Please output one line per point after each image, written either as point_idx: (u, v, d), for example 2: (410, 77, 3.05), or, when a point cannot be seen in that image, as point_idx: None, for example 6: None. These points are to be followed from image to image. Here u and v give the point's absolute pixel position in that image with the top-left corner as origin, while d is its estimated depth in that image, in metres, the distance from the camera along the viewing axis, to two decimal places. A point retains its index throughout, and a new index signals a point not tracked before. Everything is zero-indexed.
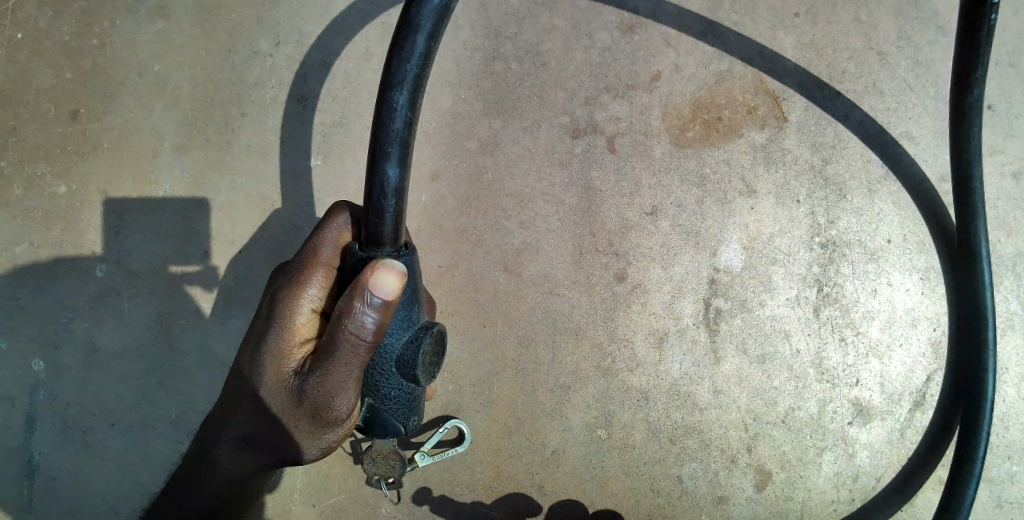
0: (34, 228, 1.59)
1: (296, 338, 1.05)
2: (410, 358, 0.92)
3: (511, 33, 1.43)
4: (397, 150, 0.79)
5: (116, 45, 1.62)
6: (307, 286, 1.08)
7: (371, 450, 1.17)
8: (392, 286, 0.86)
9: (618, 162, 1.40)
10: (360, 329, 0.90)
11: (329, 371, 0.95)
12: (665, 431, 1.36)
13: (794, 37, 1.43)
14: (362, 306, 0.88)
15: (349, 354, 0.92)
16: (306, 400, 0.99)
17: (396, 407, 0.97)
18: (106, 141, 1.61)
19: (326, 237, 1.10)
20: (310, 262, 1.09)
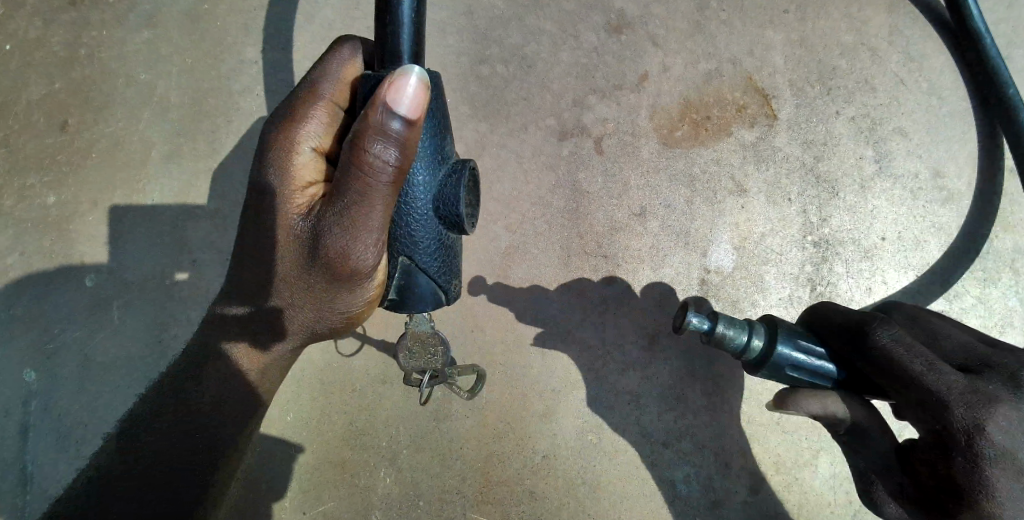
0: (25, 238, 1.58)
1: (298, 179, 0.95)
2: (446, 193, 0.87)
3: (497, 36, 1.43)
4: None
5: (106, 55, 1.63)
6: (307, 123, 0.99)
7: (408, 335, 1.03)
8: (418, 98, 0.79)
9: (606, 163, 1.39)
10: (381, 155, 0.80)
11: (344, 213, 0.84)
12: (657, 434, 1.34)
13: (783, 35, 1.43)
14: (383, 124, 0.79)
15: (367, 187, 0.81)
16: (323, 260, 0.89)
17: (431, 258, 0.89)
18: (96, 150, 1.61)
19: (328, 71, 1.01)
20: (309, 97, 0.99)
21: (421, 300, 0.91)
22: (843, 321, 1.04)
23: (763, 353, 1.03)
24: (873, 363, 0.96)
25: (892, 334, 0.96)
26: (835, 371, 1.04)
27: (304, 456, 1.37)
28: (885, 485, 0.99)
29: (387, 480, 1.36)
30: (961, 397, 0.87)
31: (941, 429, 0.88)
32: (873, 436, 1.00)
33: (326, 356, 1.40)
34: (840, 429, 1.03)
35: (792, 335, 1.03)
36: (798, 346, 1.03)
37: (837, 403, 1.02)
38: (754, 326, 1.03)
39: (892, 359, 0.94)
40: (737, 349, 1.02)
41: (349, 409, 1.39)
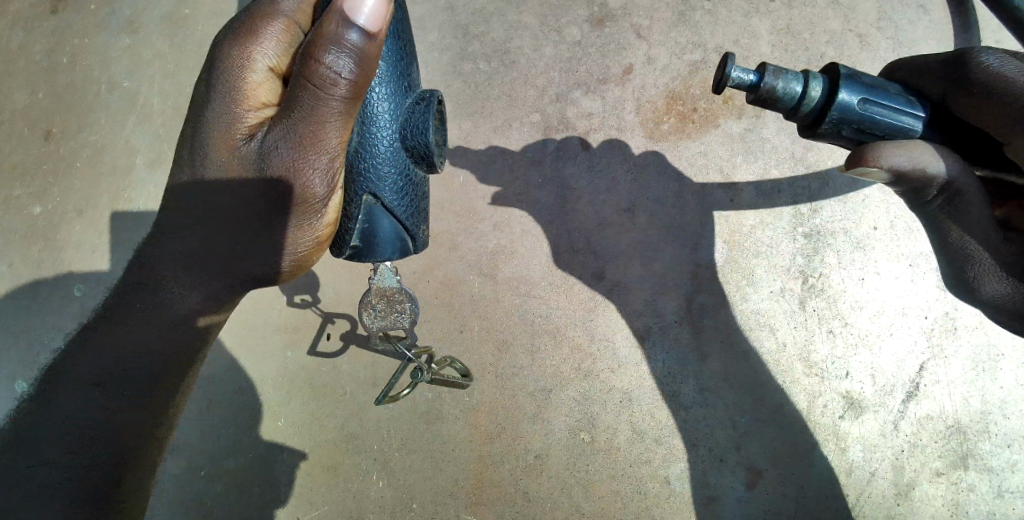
0: (16, 249, 1.59)
1: (247, 101, 0.79)
2: (414, 122, 0.84)
3: (479, 32, 1.41)
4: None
5: (87, 62, 1.62)
6: (262, 36, 0.80)
7: (371, 292, 0.98)
8: (380, 6, 0.72)
9: (592, 159, 1.37)
10: (337, 69, 0.72)
11: (296, 136, 0.76)
12: (650, 431, 1.33)
13: (770, 23, 1.41)
14: (340, 34, 0.71)
15: (322, 104, 0.74)
16: (272, 189, 0.79)
17: (397, 195, 0.87)
18: (81, 159, 1.60)
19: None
20: (269, 8, 0.81)
21: (386, 242, 0.89)
22: (934, 64, 0.86)
23: (823, 104, 0.78)
24: (986, 95, 0.81)
25: (1000, 63, 0.82)
26: (925, 116, 0.82)
27: (296, 460, 1.37)
28: (992, 253, 0.82)
29: (380, 483, 1.35)
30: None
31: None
32: (981, 199, 0.80)
33: (317, 359, 1.40)
34: (940, 192, 0.80)
35: (859, 76, 0.79)
36: (870, 85, 0.79)
37: (927, 155, 0.78)
38: (809, 71, 0.78)
39: (1006, 86, 0.80)
40: (791, 102, 0.78)
41: (340, 412, 1.38)
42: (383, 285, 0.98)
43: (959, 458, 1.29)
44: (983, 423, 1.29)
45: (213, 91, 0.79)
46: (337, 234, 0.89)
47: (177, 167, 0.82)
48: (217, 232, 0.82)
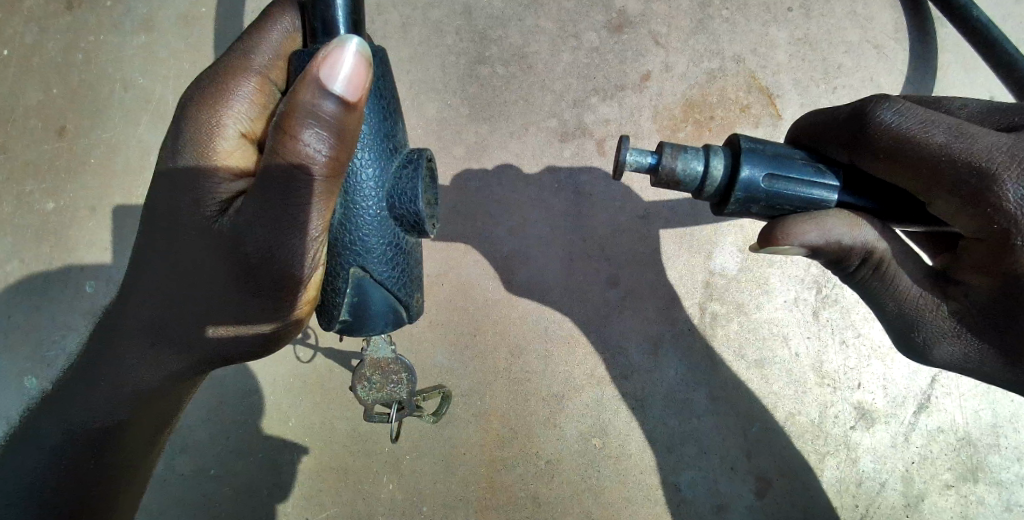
0: (26, 245, 1.59)
1: (222, 168, 0.83)
2: (401, 188, 0.82)
3: (497, 36, 1.41)
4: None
5: (101, 59, 1.62)
6: (235, 99, 0.86)
7: (365, 364, 1.01)
8: (355, 73, 0.70)
9: (608, 165, 1.37)
10: (312, 145, 0.71)
11: (269, 213, 0.75)
12: (662, 438, 1.33)
13: (787, 32, 1.41)
14: (316, 105, 0.70)
15: (298, 179, 0.72)
16: (248, 263, 0.78)
17: (385, 264, 0.84)
18: (94, 156, 1.60)
19: (263, 42, 0.90)
20: (238, 69, 0.88)
21: (377, 315, 0.86)
22: (839, 121, 0.85)
23: (725, 182, 0.79)
24: (887, 155, 0.79)
25: (899, 113, 0.80)
26: (839, 182, 0.82)
27: (306, 461, 1.37)
28: (935, 318, 0.83)
29: (390, 486, 1.35)
30: (1012, 162, 0.73)
31: (1001, 214, 0.73)
32: (906, 266, 0.83)
33: (330, 361, 1.39)
34: (862, 264, 0.84)
35: (764, 148, 0.79)
36: (773, 158, 0.79)
37: (842, 229, 0.80)
38: (711, 147, 0.79)
39: (906, 140, 0.78)
40: (693, 182, 0.80)
41: (350, 414, 1.38)
42: (376, 357, 1.01)
43: (969, 470, 1.29)
44: (993, 437, 1.29)
45: (188, 162, 0.82)
46: (324, 307, 0.85)
47: (157, 237, 0.82)
48: (193, 301, 0.82)
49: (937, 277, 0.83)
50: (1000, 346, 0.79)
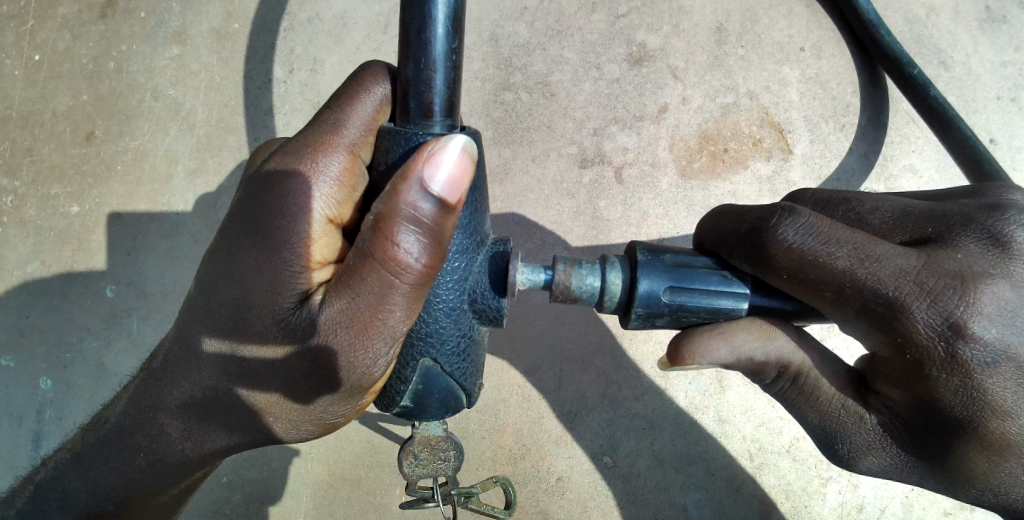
0: (48, 247, 1.62)
1: (307, 255, 0.83)
2: (485, 285, 0.84)
3: (521, 64, 1.46)
4: (446, 16, 0.74)
5: (133, 69, 1.66)
6: (322, 177, 0.88)
7: (414, 440, 0.90)
8: (457, 177, 0.72)
9: (626, 193, 1.42)
10: (410, 250, 0.73)
11: (356, 313, 0.77)
12: (670, 459, 1.37)
13: (799, 71, 1.47)
14: (415, 209, 0.72)
15: (391, 280, 0.75)
16: (326, 352, 0.79)
17: (457, 358, 0.85)
18: (121, 163, 1.63)
19: (353, 113, 0.90)
20: (329, 142, 0.89)
21: (439, 404, 0.86)
22: (740, 233, 0.85)
23: (625, 296, 0.82)
24: (792, 275, 0.79)
25: (802, 230, 0.78)
26: (745, 290, 0.83)
27: (320, 471, 1.40)
28: (857, 434, 0.84)
29: (402, 498, 1.38)
30: (920, 290, 0.74)
31: (911, 342, 0.74)
32: (824, 375, 0.85)
33: None
34: (780, 375, 0.86)
35: (659, 259, 0.82)
36: (670, 272, 0.81)
37: (752, 346, 0.83)
38: (607, 261, 0.83)
39: (812, 263, 0.77)
40: (591, 296, 0.82)
41: (365, 426, 1.41)
42: (427, 434, 0.90)
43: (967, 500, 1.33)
44: None
45: (268, 248, 0.83)
46: (387, 394, 0.86)
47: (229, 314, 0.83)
48: (255, 389, 0.85)
49: (857, 384, 0.86)
50: (918, 458, 0.81)
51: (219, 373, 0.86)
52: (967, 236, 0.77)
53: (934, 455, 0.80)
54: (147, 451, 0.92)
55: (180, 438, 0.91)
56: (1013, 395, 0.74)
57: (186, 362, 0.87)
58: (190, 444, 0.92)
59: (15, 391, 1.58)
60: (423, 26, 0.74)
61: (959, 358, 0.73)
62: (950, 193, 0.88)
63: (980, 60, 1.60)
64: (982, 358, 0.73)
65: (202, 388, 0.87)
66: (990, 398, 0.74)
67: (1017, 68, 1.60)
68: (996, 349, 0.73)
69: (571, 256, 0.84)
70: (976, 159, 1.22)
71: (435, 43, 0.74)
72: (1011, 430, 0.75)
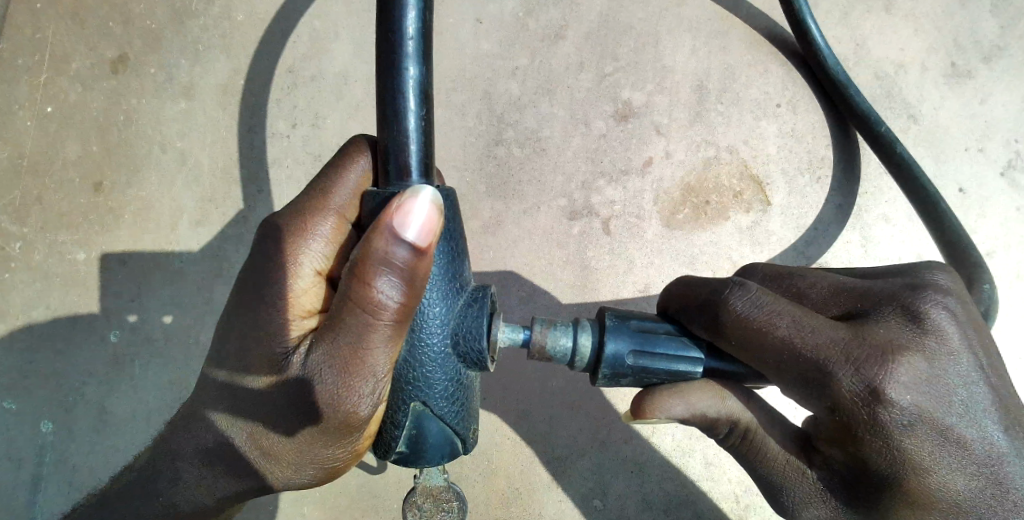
0: (54, 292, 1.67)
1: (296, 307, 0.97)
2: (467, 326, 0.88)
3: (513, 120, 1.55)
4: (416, 91, 0.84)
5: (142, 121, 1.73)
6: (313, 238, 1.01)
7: (417, 491, 0.94)
8: (427, 224, 0.79)
9: (613, 242, 1.49)
10: (384, 290, 0.80)
11: (342, 354, 0.85)
12: (659, 502, 1.41)
13: (776, 126, 1.56)
14: (389, 252, 0.79)
15: (371, 322, 0.82)
16: (316, 394, 0.87)
17: (446, 401, 0.88)
18: (128, 211, 1.69)
19: (341, 180, 1.03)
20: (319, 205, 1.02)
21: (435, 449, 0.88)
22: (697, 302, 0.96)
23: (593, 356, 0.90)
24: (742, 341, 0.88)
25: (751, 303, 0.89)
26: (703, 356, 0.94)
27: (317, 515, 1.44)
28: (796, 488, 0.93)
29: None
30: (846, 358, 0.82)
31: (840, 405, 0.82)
32: (768, 432, 0.96)
33: None
34: (731, 431, 0.97)
35: (628, 324, 0.92)
36: (635, 337, 0.91)
37: (704, 402, 0.93)
38: (579, 323, 0.92)
39: (756, 332, 0.87)
40: (564, 355, 0.91)
41: (361, 469, 1.45)
42: (429, 484, 0.95)
43: None
44: None
45: (269, 301, 0.95)
46: (383, 440, 0.90)
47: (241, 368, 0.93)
48: (261, 434, 0.93)
49: (802, 443, 0.95)
50: (857, 511, 0.89)
51: (232, 419, 0.94)
52: (890, 312, 0.87)
53: (869, 507, 0.87)
54: (165, 500, 0.95)
55: (188, 492, 0.96)
56: (931, 455, 0.82)
57: (205, 411, 0.97)
58: (204, 491, 0.97)
59: (19, 436, 1.62)
60: (395, 101, 0.83)
61: (881, 422, 0.81)
62: (887, 271, 0.97)
63: (947, 113, 1.69)
64: (902, 421, 0.81)
65: (217, 434, 0.95)
66: (911, 457, 0.81)
67: (982, 121, 1.69)
68: (913, 413, 0.81)
69: (548, 319, 0.92)
70: (938, 216, 1.30)
71: (407, 114, 0.84)
72: (933, 487, 0.82)
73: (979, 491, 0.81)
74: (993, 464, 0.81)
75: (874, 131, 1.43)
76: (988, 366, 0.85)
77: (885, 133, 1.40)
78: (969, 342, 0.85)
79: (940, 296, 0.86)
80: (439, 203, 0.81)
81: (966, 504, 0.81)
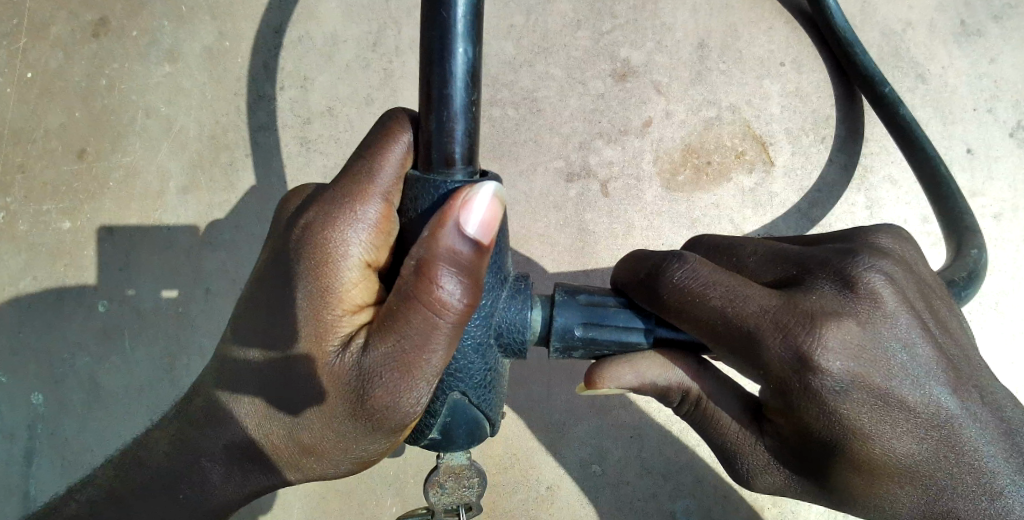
0: (40, 263, 1.63)
1: (345, 302, 0.87)
2: (512, 320, 0.88)
3: (508, 81, 1.50)
4: (463, 72, 0.77)
5: (125, 87, 1.67)
6: (358, 226, 0.89)
7: (439, 470, 0.91)
8: (489, 219, 0.76)
9: (611, 205, 1.45)
10: (451, 290, 0.76)
11: (399, 355, 0.80)
12: (658, 467, 1.39)
13: (780, 85, 1.51)
14: (455, 250, 0.76)
15: (431, 322, 0.77)
16: (366, 394, 0.83)
17: (483, 390, 0.88)
18: (114, 179, 1.65)
19: (383, 161, 0.91)
20: (363, 189, 0.91)
21: (465, 435, 0.88)
22: (639, 275, 0.92)
23: (544, 331, 0.90)
24: (679, 312, 0.86)
25: (688, 273, 0.86)
26: (647, 327, 0.92)
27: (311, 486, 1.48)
28: (746, 454, 0.93)
29: (393, 508, 1.46)
30: (775, 326, 0.80)
31: (771, 373, 0.80)
32: (721, 404, 0.94)
33: None
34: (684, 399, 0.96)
35: (577, 298, 0.91)
36: (584, 310, 0.91)
37: (656, 371, 0.93)
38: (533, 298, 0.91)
39: (694, 301, 0.84)
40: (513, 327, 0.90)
41: None
42: (451, 462, 0.92)
43: None
44: None
45: (315, 298, 0.87)
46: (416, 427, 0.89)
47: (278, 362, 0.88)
48: (301, 431, 0.88)
49: (752, 411, 0.93)
50: (806, 475, 0.87)
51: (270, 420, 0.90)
52: (824, 280, 0.84)
53: (818, 472, 0.85)
54: (188, 498, 0.93)
55: (220, 486, 0.93)
56: (870, 420, 0.79)
57: (228, 401, 0.92)
58: (233, 488, 0.94)
59: (8, 409, 1.60)
60: (443, 83, 0.76)
61: (813, 388, 0.78)
62: (831, 237, 0.94)
63: (955, 72, 1.64)
64: (837, 386, 0.78)
65: (256, 432, 0.90)
66: (850, 423, 0.79)
67: (993, 80, 1.64)
68: (848, 379, 0.78)
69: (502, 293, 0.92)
70: (939, 182, 1.29)
71: (455, 98, 0.77)
72: (875, 450, 0.79)
73: (929, 454, 0.79)
74: (943, 427, 0.79)
75: (876, 90, 1.38)
76: (931, 327, 0.83)
77: (890, 91, 1.35)
78: (907, 303, 0.82)
79: (875, 259, 0.83)
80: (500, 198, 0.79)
81: (914, 467, 0.79)
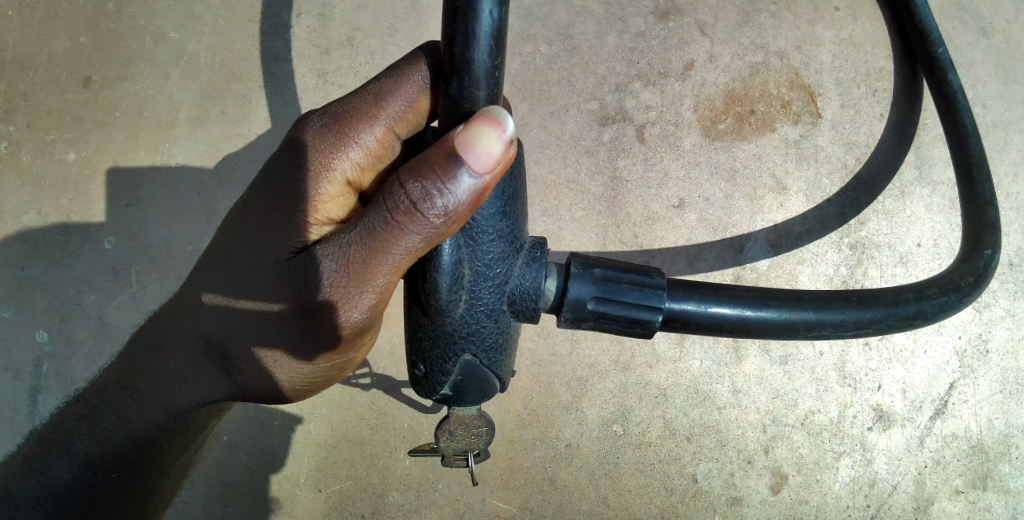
0: (43, 195, 1.56)
1: (316, 214, 0.83)
2: (526, 287, 0.77)
3: (543, 14, 1.41)
4: (487, 37, 0.62)
5: (136, 12, 1.59)
6: (350, 145, 0.85)
7: (451, 418, 0.83)
8: (497, 156, 0.65)
9: (648, 151, 1.37)
10: (426, 210, 0.67)
11: (352, 261, 0.75)
12: (683, 428, 1.37)
13: (833, 32, 1.40)
14: (444, 173, 0.67)
15: (392, 234, 0.70)
16: (306, 297, 0.78)
17: (495, 352, 0.78)
18: (122, 109, 1.57)
19: (399, 90, 0.85)
20: (367, 111, 0.85)
21: (476, 392, 0.80)
22: None
23: (557, 301, 0.78)
24: None
25: None
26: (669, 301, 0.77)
27: (322, 433, 1.45)
28: None
29: (405, 460, 1.43)
30: None
31: None
32: None
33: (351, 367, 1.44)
34: None
35: (594, 269, 0.77)
36: (601, 284, 0.77)
37: None
38: (546, 264, 0.78)
39: None
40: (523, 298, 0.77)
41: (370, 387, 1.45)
42: (462, 412, 0.84)
43: (978, 477, 1.33)
44: (1004, 447, 1.34)
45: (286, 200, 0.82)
46: (424, 382, 0.80)
47: (226, 246, 0.82)
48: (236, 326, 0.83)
49: None
50: None
51: (222, 308, 0.83)
52: None
53: None
54: (139, 394, 0.87)
55: (176, 383, 0.87)
56: None
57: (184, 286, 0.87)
58: (184, 390, 0.87)
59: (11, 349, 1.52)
60: (465, 47, 0.62)
61: None
62: None
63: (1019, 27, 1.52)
64: None
65: (207, 318, 0.84)
66: None
67: None
68: None
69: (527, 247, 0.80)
70: (970, 159, 1.13)
71: (479, 65, 0.63)
72: None
73: None
74: None
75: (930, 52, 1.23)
76: None
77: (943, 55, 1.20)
78: None
79: None
80: (516, 140, 0.67)
81: None
